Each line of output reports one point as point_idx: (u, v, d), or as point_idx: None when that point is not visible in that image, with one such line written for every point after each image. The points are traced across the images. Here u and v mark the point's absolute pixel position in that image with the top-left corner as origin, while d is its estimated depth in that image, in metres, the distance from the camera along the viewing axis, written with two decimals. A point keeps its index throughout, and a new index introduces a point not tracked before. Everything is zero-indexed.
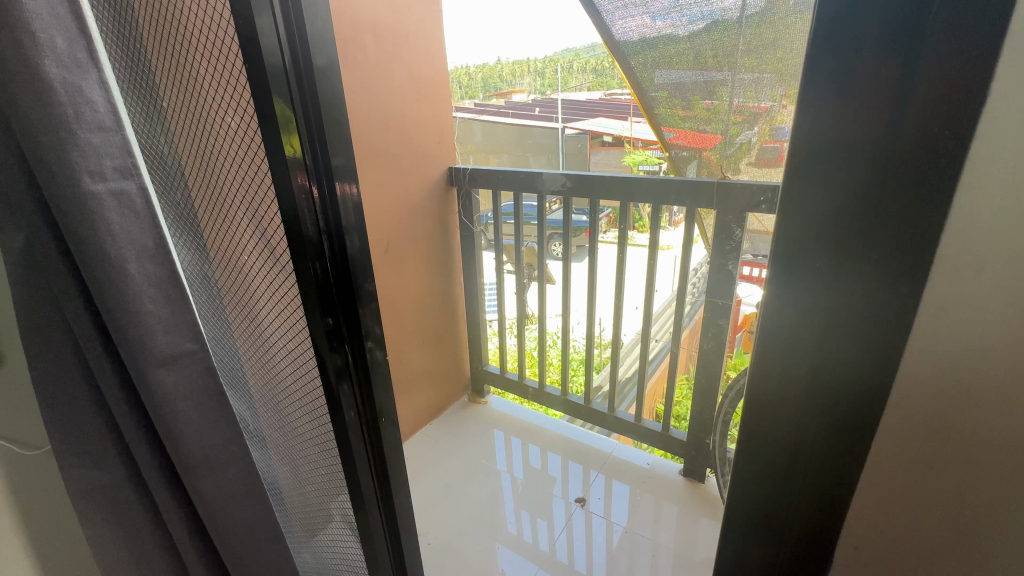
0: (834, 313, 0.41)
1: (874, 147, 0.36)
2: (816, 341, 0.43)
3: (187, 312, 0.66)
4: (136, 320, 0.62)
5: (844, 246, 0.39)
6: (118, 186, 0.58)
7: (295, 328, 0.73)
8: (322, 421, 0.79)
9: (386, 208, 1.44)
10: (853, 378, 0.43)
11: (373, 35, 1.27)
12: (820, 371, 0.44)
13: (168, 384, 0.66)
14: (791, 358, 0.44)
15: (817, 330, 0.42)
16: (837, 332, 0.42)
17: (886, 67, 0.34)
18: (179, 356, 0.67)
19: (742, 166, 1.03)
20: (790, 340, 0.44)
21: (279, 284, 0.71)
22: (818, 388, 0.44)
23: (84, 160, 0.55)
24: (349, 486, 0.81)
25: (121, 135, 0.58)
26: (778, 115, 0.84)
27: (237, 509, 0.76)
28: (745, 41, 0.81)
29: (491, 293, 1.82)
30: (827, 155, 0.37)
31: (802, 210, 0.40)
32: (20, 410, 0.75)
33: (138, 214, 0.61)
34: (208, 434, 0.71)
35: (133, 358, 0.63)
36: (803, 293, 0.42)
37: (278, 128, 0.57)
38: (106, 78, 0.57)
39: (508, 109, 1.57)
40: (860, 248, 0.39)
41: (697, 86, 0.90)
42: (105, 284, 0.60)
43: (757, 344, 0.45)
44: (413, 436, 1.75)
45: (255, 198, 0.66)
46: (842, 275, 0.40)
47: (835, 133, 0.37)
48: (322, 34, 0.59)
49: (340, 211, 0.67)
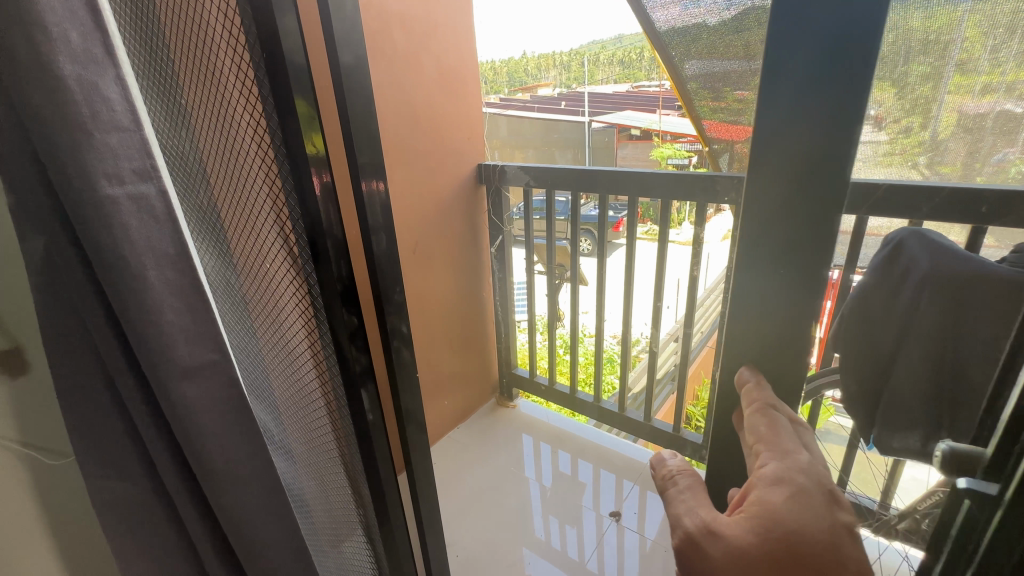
0: (787, 303, 0.51)
1: (880, 167, 0.52)
2: (773, 344, 0.53)
3: (209, 322, 0.63)
4: (157, 329, 0.59)
5: (795, 265, 0.49)
6: (136, 189, 0.55)
7: (316, 337, 0.70)
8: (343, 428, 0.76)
9: (411, 206, 1.39)
10: (792, 359, 0.53)
11: (402, 26, 1.23)
12: (770, 349, 0.54)
13: (190, 397, 0.63)
14: (754, 337, 0.54)
15: (775, 317, 0.52)
16: (790, 315, 0.51)
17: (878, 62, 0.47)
18: (201, 366, 0.63)
19: None
20: (753, 341, 0.54)
21: (299, 290, 0.67)
22: (770, 385, 0.55)
23: (101, 161, 0.52)
24: (373, 493, 0.79)
25: (140, 136, 0.55)
26: None
27: (263, 523, 0.73)
28: None
29: (521, 293, 1.76)
30: (792, 173, 0.46)
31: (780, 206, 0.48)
32: (43, 419, 0.73)
33: (157, 218, 0.57)
34: (232, 447, 0.68)
35: (155, 368, 0.60)
36: (770, 283, 0.51)
37: (301, 127, 0.54)
38: (123, 75, 0.54)
39: (534, 104, 1.42)
40: (816, 257, 0.49)
41: (738, 75, 0.65)
42: (124, 292, 0.57)
43: (729, 345, 0.56)
44: (440, 441, 1.68)
45: (276, 201, 0.62)
46: (792, 294, 0.50)
47: (801, 143, 0.45)
48: (346, 37, 0.59)
49: (365, 210, 0.66)
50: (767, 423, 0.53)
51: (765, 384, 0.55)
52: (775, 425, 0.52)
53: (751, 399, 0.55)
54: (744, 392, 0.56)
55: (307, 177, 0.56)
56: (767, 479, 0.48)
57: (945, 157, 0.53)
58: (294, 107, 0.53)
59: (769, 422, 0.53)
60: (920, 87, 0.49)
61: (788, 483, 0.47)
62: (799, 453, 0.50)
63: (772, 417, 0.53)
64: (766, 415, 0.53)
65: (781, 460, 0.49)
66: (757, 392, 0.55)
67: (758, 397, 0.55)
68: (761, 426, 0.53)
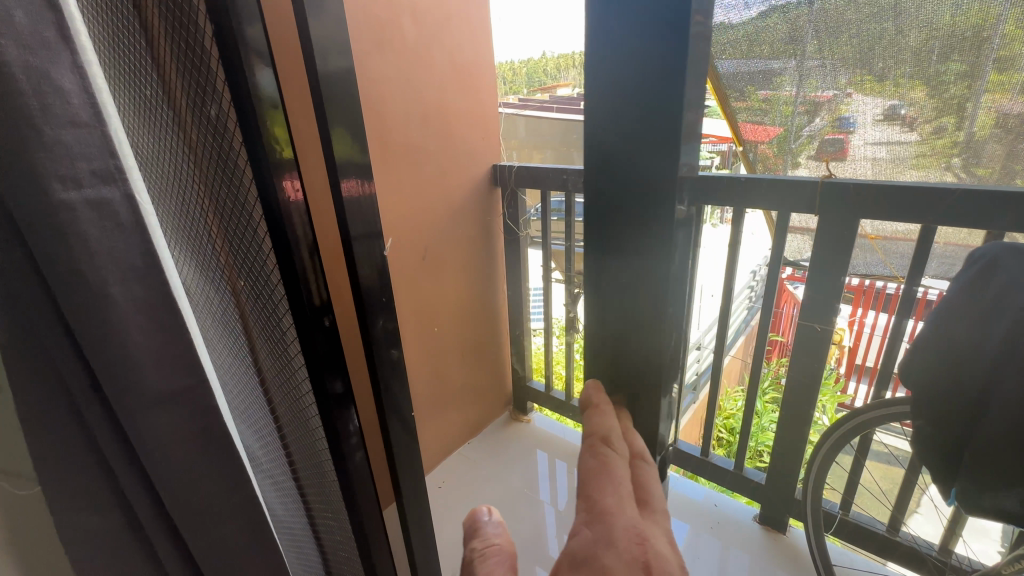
0: (625, 308, 0.49)
1: (914, 166, 0.85)
2: (623, 360, 0.51)
3: (182, 343, 0.56)
4: (122, 353, 0.52)
5: (627, 263, 0.47)
6: (98, 194, 0.48)
7: (284, 350, 0.67)
8: (318, 448, 0.72)
9: (425, 211, 1.32)
10: (632, 367, 0.51)
11: (411, 16, 1.15)
12: (619, 359, 0.51)
13: (161, 428, 0.56)
14: (602, 342, 0.52)
15: (618, 322, 0.49)
16: (632, 323, 0.49)
17: (900, 62, 0.72)
18: (174, 394, 0.56)
19: (801, 160, 0.93)
20: (608, 350, 0.51)
21: (266, 300, 0.64)
22: (611, 408, 0.51)
23: (54, 163, 0.46)
24: (352, 512, 0.76)
25: (101, 133, 0.48)
26: (843, 104, 0.79)
27: (246, 560, 0.67)
28: (815, 28, 0.73)
29: (537, 300, 1.66)
30: (625, 168, 0.44)
31: (605, 197, 0.46)
32: None
33: (122, 227, 0.50)
34: (207, 481, 0.61)
35: (121, 397, 0.53)
36: (611, 286, 0.49)
37: (267, 131, 0.53)
38: (82, 64, 0.47)
39: (553, 104, 1.16)
40: (652, 260, 0.45)
41: (763, 76, 0.82)
42: (85, 311, 0.50)
43: (589, 353, 0.54)
44: (450, 456, 1.60)
45: (239, 208, 0.59)
46: (633, 308, 0.48)
47: (635, 129, 0.42)
48: (328, 32, 0.54)
49: (345, 217, 0.61)
50: (593, 465, 0.44)
51: (606, 410, 0.51)
52: (603, 461, 0.44)
53: (593, 431, 0.49)
54: (591, 428, 0.49)
55: (277, 177, 0.55)
56: (574, 557, 0.36)
57: (983, 158, 0.78)
58: (263, 112, 0.52)
59: (598, 463, 0.44)
60: (953, 87, 0.70)
61: (593, 565, 0.34)
62: (619, 517, 0.38)
63: (602, 455, 0.45)
64: (596, 452, 0.45)
65: (595, 525, 0.37)
66: (600, 421, 0.49)
67: (601, 430, 0.48)
68: (590, 464, 0.45)
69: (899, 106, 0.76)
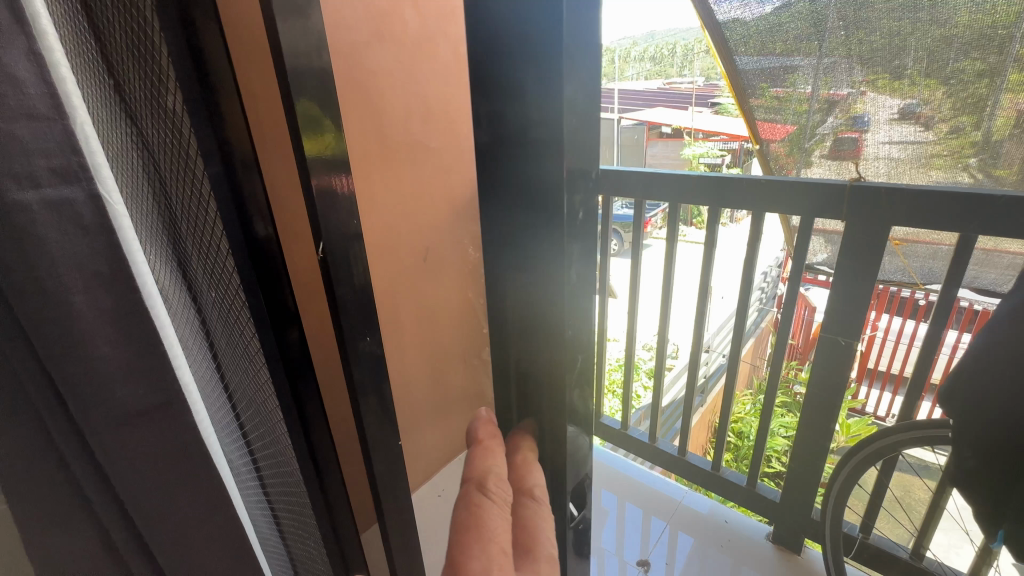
0: (536, 306, 0.53)
1: (928, 161, 0.99)
2: (525, 368, 0.56)
3: (155, 354, 0.53)
4: (87, 369, 0.48)
5: (533, 263, 0.51)
6: (58, 195, 0.44)
7: (244, 339, 0.71)
8: (275, 432, 0.77)
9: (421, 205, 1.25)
10: (556, 365, 0.54)
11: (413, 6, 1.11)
12: (531, 358, 0.55)
13: (133, 447, 0.52)
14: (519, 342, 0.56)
15: (537, 321, 0.53)
16: (549, 324, 0.52)
17: (919, 59, 0.84)
18: (146, 410, 0.52)
19: (814, 159, 1.08)
20: (521, 348, 0.56)
21: (227, 293, 0.67)
22: (497, 444, 0.58)
23: (6, 161, 0.40)
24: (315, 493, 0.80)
25: (63, 126, 0.44)
26: (857, 101, 0.94)
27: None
28: (839, 21, 0.86)
29: None
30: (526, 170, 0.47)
31: (514, 198, 0.49)
32: None
33: (86, 231, 0.46)
34: (186, 501, 0.57)
35: (87, 417, 0.49)
36: (524, 285, 0.53)
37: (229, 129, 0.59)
38: (38, 49, 0.42)
39: None
40: (557, 259, 0.49)
41: (779, 75, 0.99)
42: (45, 326, 0.45)
43: (507, 352, 0.57)
44: None
45: (197, 205, 0.63)
46: (540, 324, 0.53)
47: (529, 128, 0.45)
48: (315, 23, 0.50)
49: (317, 223, 0.53)
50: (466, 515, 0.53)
51: (491, 450, 0.58)
52: (478, 514, 0.53)
53: (474, 473, 0.57)
54: (474, 471, 0.57)
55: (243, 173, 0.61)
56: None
57: (1001, 160, 0.91)
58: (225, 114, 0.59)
59: (473, 512, 0.53)
60: (972, 81, 0.82)
61: None
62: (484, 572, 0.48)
63: (476, 505, 0.54)
64: (472, 501, 0.54)
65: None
66: (484, 461, 0.57)
67: (479, 475, 0.56)
68: (463, 514, 0.54)
69: (912, 104, 0.90)
